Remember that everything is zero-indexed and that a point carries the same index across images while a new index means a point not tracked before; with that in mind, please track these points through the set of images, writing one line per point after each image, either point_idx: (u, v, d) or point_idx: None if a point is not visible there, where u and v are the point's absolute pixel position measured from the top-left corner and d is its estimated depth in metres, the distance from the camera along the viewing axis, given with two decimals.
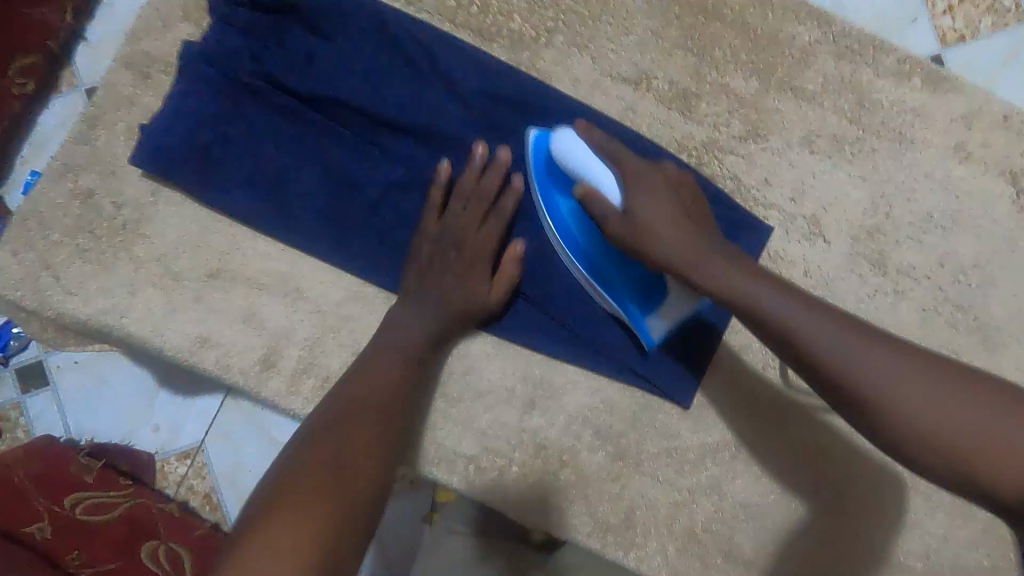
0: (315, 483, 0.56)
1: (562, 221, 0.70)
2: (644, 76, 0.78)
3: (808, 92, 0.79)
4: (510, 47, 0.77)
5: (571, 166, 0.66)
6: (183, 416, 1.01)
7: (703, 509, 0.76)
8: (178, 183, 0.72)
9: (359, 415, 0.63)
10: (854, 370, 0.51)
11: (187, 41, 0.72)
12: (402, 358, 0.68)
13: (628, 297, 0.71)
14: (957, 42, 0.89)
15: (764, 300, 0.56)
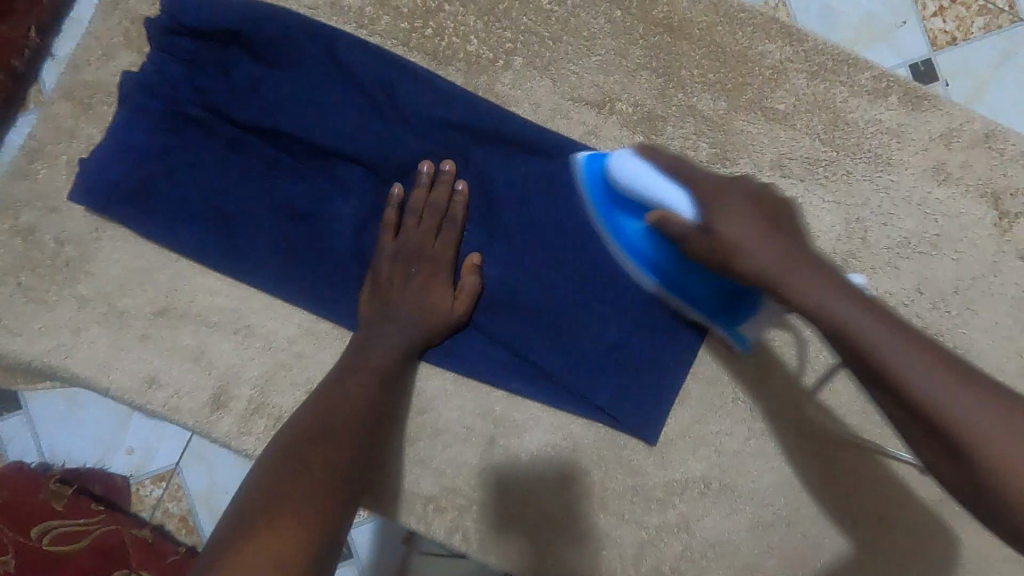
0: (271, 528, 0.52)
1: (630, 240, 0.67)
2: (607, 98, 0.75)
3: (779, 113, 0.76)
4: (466, 71, 0.74)
5: (627, 185, 0.63)
6: (157, 441, 0.98)
7: (670, 549, 0.73)
8: (120, 219, 0.69)
9: (321, 450, 0.59)
10: (969, 427, 0.45)
11: (127, 71, 0.69)
12: (360, 391, 0.65)
13: (713, 311, 0.67)
14: (947, 45, 0.86)
15: (873, 332, 0.49)
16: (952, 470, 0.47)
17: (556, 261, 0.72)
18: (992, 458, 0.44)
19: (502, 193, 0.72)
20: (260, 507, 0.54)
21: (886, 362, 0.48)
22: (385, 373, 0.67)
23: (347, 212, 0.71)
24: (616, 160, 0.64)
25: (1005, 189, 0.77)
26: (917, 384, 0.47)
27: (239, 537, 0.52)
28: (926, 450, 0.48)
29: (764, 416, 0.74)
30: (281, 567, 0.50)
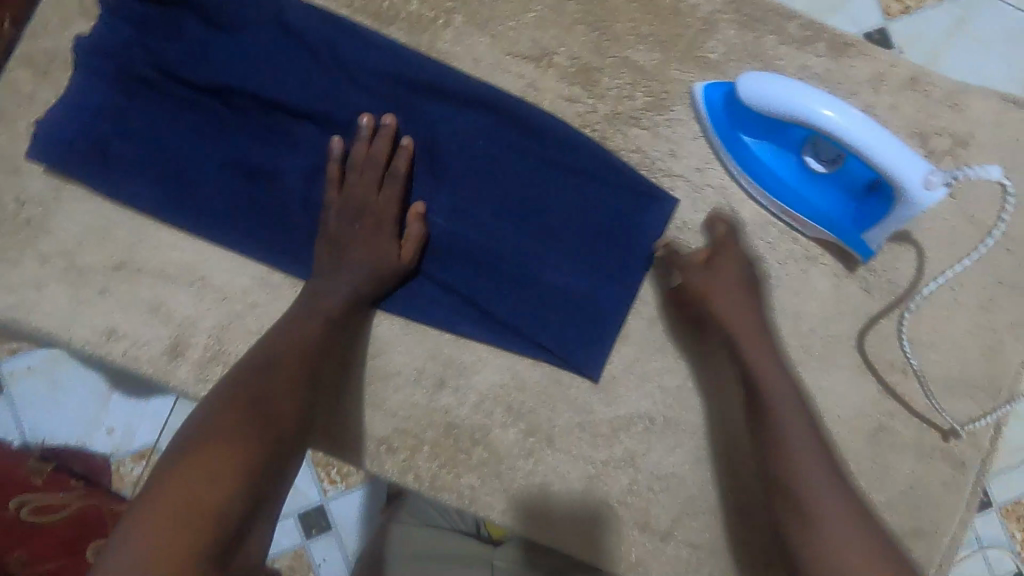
0: (208, 449, 0.54)
1: (749, 156, 0.74)
2: (544, 52, 0.78)
3: (712, 62, 0.78)
4: (408, 30, 0.77)
5: (759, 102, 0.69)
6: (136, 421, 1.01)
7: (616, 484, 0.75)
8: (77, 178, 0.72)
9: (262, 389, 0.61)
10: (816, 494, 0.58)
11: (79, 36, 0.72)
12: (306, 335, 0.67)
13: (822, 222, 0.73)
14: (901, 14, 0.89)
15: (786, 407, 0.64)
16: (787, 514, 0.59)
17: (497, 207, 0.75)
18: (818, 521, 0.57)
19: (443, 143, 0.75)
20: (199, 434, 0.56)
21: (783, 430, 0.62)
22: (331, 319, 0.69)
23: (294, 164, 0.73)
24: (743, 81, 0.71)
25: (932, 130, 0.79)
26: (786, 441, 0.62)
27: (177, 458, 0.53)
28: (775, 498, 0.61)
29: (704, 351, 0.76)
30: (216, 483, 0.52)
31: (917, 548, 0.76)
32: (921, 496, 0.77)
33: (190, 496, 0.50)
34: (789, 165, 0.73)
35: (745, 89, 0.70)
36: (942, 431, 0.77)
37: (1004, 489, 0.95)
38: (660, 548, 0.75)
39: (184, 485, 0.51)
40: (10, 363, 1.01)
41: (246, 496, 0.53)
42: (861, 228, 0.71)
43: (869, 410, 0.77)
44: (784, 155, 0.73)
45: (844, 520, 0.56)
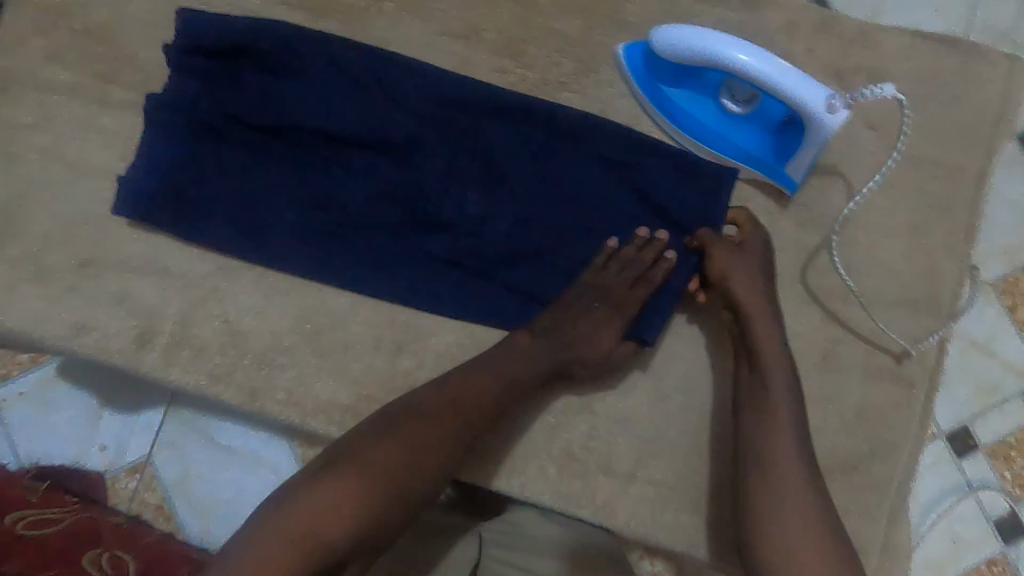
0: (350, 487, 0.58)
1: (671, 106, 0.78)
2: (472, 30, 0.82)
3: (632, 24, 0.83)
4: (343, 21, 0.82)
5: (671, 49, 0.74)
6: (129, 433, 1.05)
7: (577, 431, 0.78)
8: (164, 229, 0.77)
9: (419, 449, 0.62)
10: (782, 459, 0.63)
11: (154, 95, 0.77)
12: (484, 395, 0.67)
13: (747, 160, 0.77)
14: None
15: (779, 384, 0.67)
16: (750, 470, 0.64)
17: (445, 173, 0.77)
18: (771, 480, 0.62)
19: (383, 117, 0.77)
20: (345, 459, 0.61)
21: (773, 432, 0.65)
22: (499, 389, 0.68)
23: (241, 150, 0.77)
24: (653, 33, 0.75)
25: (848, 68, 0.83)
26: (776, 445, 0.64)
27: (321, 477, 0.59)
28: (743, 455, 0.65)
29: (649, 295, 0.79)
30: (341, 525, 0.57)
31: (877, 469, 0.78)
32: (874, 417, 0.79)
33: (308, 525, 0.56)
34: (711, 111, 0.77)
35: (656, 39, 0.75)
36: (889, 352, 0.80)
37: (985, 429, 0.96)
38: (624, 489, 0.77)
39: (317, 511, 0.57)
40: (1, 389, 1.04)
41: (357, 539, 0.58)
42: (781, 161, 0.75)
43: (815, 338, 0.80)
44: (703, 101, 0.77)
45: (797, 481, 0.62)
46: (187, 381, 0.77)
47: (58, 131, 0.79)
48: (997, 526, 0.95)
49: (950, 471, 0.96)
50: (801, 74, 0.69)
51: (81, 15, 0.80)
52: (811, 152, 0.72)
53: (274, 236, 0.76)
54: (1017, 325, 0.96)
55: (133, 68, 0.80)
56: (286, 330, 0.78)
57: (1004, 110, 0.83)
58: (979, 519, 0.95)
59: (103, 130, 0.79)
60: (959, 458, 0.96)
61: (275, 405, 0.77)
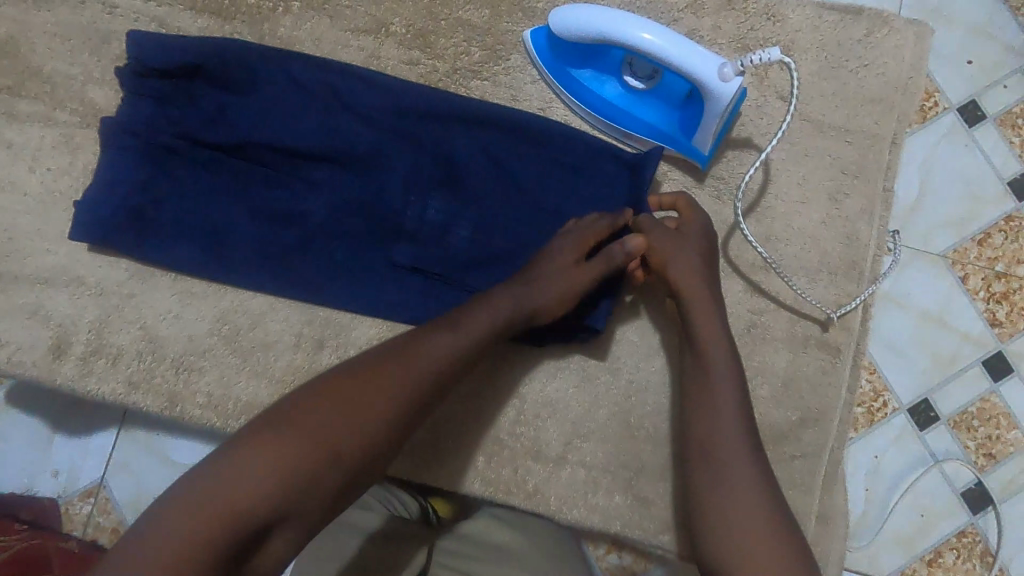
0: (282, 448, 0.52)
1: (578, 87, 0.78)
2: (381, 25, 0.83)
3: (540, 10, 0.83)
4: (250, 23, 0.82)
5: (572, 30, 0.74)
6: (82, 456, 1.04)
7: (505, 416, 0.77)
8: (115, 250, 0.76)
9: (358, 409, 0.57)
10: (729, 458, 0.62)
11: (108, 118, 0.77)
12: (434, 357, 0.62)
13: (655, 136, 0.77)
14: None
15: (722, 376, 0.66)
16: (698, 470, 0.63)
17: (357, 168, 0.78)
18: (721, 485, 0.60)
19: (292, 114, 0.77)
20: (278, 419, 0.55)
21: (718, 430, 0.63)
22: (450, 348, 0.63)
23: (146, 152, 0.76)
24: (553, 16, 0.76)
25: (755, 42, 0.84)
26: (722, 443, 0.63)
27: (248, 437, 0.53)
28: (691, 452, 0.64)
29: None
30: (265, 487, 0.50)
31: (807, 436, 0.78)
32: (801, 385, 0.79)
33: (228, 487, 0.49)
34: (615, 90, 0.77)
35: (556, 21, 0.75)
36: (815, 319, 0.80)
37: (945, 400, 0.94)
38: (555, 473, 0.77)
39: (237, 471, 0.51)
40: None
41: (287, 504, 0.51)
42: (688, 135, 0.76)
43: (740, 310, 0.80)
44: (608, 80, 0.77)
45: (746, 477, 0.60)
46: (104, 390, 0.76)
47: None
48: (964, 497, 0.94)
49: (914, 446, 0.94)
50: (695, 47, 0.69)
51: None
52: (714, 123, 0.73)
53: (187, 238, 0.76)
54: (971, 294, 0.95)
55: (40, 80, 0.80)
56: (204, 332, 0.77)
57: (912, 75, 0.84)
58: (945, 493, 0.94)
59: (11, 143, 0.79)
60: (921, 432, 0.94)
61: (196, 409, 0.76)
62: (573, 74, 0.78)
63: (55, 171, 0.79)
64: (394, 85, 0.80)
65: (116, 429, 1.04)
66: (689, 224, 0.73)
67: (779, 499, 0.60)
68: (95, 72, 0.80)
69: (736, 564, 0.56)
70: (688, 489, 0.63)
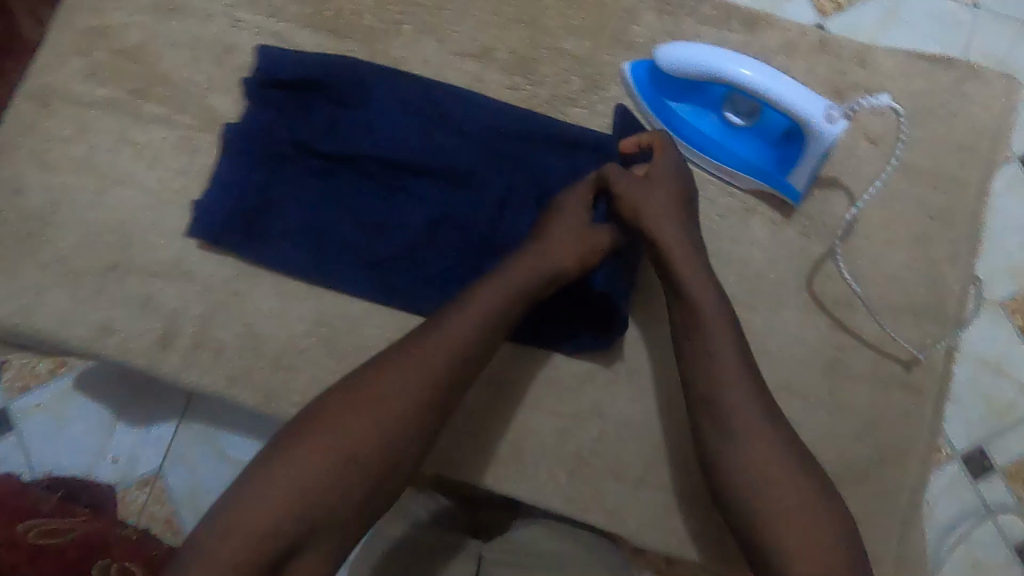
0: (299, 464, 0.54)
1: (677, 119, 0.81)
2: (486, 50, 0.87)
3: (638, 45, 0.87)
4: (363, 42, 0.87)
5: (677, 65, 0.77)
6: (140, 446, 1.06)
7: (588, 434, 0.79)
8: (227, 248, 0.80)
9: (372, 415, 0.58)
10: (740, 419, 0.61)
11: (231, 124, 0.81)
12: (439, 356, 0.62)
13: (750, 171, 0.80)
14: (835, 9, 0.99)
15: (720, 331, 0.65)
16: (712, 434, 0.62)
17: (460, 184, 0.81)
18: (738, 451, 0.60)
19: (401, 130, 0.81)
20: (297, 434, 0.57)
21: (727, 392, 0.62)
22: (459, 345, 0.63)
23: (265, 155, 0.80)
24: (657, 51, 0.79)
25: (846, 85, 0.87)
26: (737, 405, 0.62)
27: (273, 454, 0.55)
28: (699, 413, 0.64)
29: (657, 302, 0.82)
30: (280, 511, 0.52)
31: (887, 475, 0.78)
32: (883, 424, 0.79)
33: (250, 511, 0.51)
34: (714, 124, 0.80)
35: (662, 56, 0.78)
36: (899, 359, 0.81)
37: (1006, 451, 0.93)
38: (635, 495, 0.78)
39: (257, 493, 0.53)
40: (18, 401, 1.06)
41: (307, 522, 0.53)
42: (784, 171, 0.78)
43: (824, 346, 0.81)
44: (708, 114, 0.80)
45: (765, 442, 0.60)
46: (206, 382, 0.79)
47: (91, 142, 0.83)
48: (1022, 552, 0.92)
49: (970, 496, 0.93)
50: (800, 87, 0.72)
51: (119, 37, 0.86)
52: (813, 161, 0.75)
53: (296, 241, 0.80)
54: None
55: (166, 85, 0.85)
56: (304, 333, 0.80)
57: (1000, 126, 0.86)
58: (999, 548, 0.93)
59: (135, 142, 0.83)
60: (976, 482, 0.93)
61: (292, 406, 0.78)
62: (673, 107, 0.81)
63: (174, 170, 0.83)
64: (498, 107, 0.83)
65: (175, 422, 1.07)
66: (664, 174, 0.73)
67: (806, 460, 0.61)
68: (216, 80, 0.85)
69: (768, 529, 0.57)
70: (702, 454, 0.63)
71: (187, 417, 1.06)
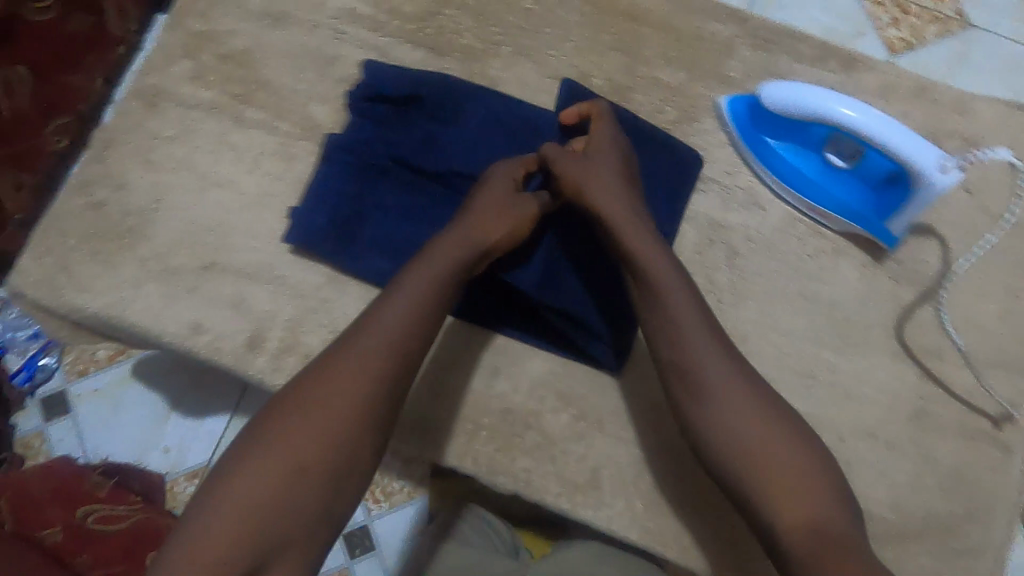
0: (246, 485, 0.53)
1: (775, 157, 0.82)
2: (583, 76, 0.88)
3: (735, 79, 0.87)
4: (462, 60, 0.88)
5: (782, 105, 0.78)
6: (190, 437, 1.14)
7: (667, 467, 0.78)
8: (321, 257, 0.82)
9: (312, 420, 0.57)
10: (710, 378, 0.64)
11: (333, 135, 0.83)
12: (380, 348, 0.61)
13: (846, 214, 0.80)
14: (903, 48, 1.11)
15: (679, 298, 0.68)
16: (684, 397, 0.65)
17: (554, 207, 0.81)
18: (711, 410, 0.63)
19: (498, 151, 0.82)
20: (240, 452, 0.55)
21: (694, 355, 0.65)
22: (396, 337, 0.62)
23: (363, 167, 0.81)
24: (761, 89, 0.80)
25: (944, 132, 0.86)
26: (705, 367, 0.64)
27: (225, 473, 0.54)
28: (667, 377, 0.66)
29: (742, 338, 0.81)
30: (236, 538, 0.51)
31: (970, 530, 0.77)
32: (966, 477, 0.78)
33: (213, 540, 0.50)
34: (814, 163, 0.81)
35: (766, 95, 0.79)
36: (986, 413, 0.80)
37: None
38: (713, 532, 0.77)
39: (211, 522, 0.51)
40: (78, 385, 1.16)
41: (267, 540, 0.52)
42: (882, 217, 0.78)
43: (909, 394, 0.80)
44: (807, 154, 0.81)
45: (739, 397, 0.63)
46: None
47: (193, 143, 0.85)
48: None
49: None
50: (911, 135, 0.72)
51: (226, 41, 0.87)
52: (916, 210, 0.76)
53: (389, 253, 0.81)
54: None
55: (268, 91, 0.86)
56: None
57: None
58: None
59: (236, 145, 0.85)
60: None
61: None
62: (772, 144, 0.82)
63: (272, 175, 0.84)
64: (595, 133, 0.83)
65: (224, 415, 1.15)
66: (597, 148, 0.76)
67: (777, 401, 0.64)
68: (317, 89, 0.87)
69: (758, 474, 0.60)
70: (678, 418, 0.66)
71: (237, 412, 1.13)
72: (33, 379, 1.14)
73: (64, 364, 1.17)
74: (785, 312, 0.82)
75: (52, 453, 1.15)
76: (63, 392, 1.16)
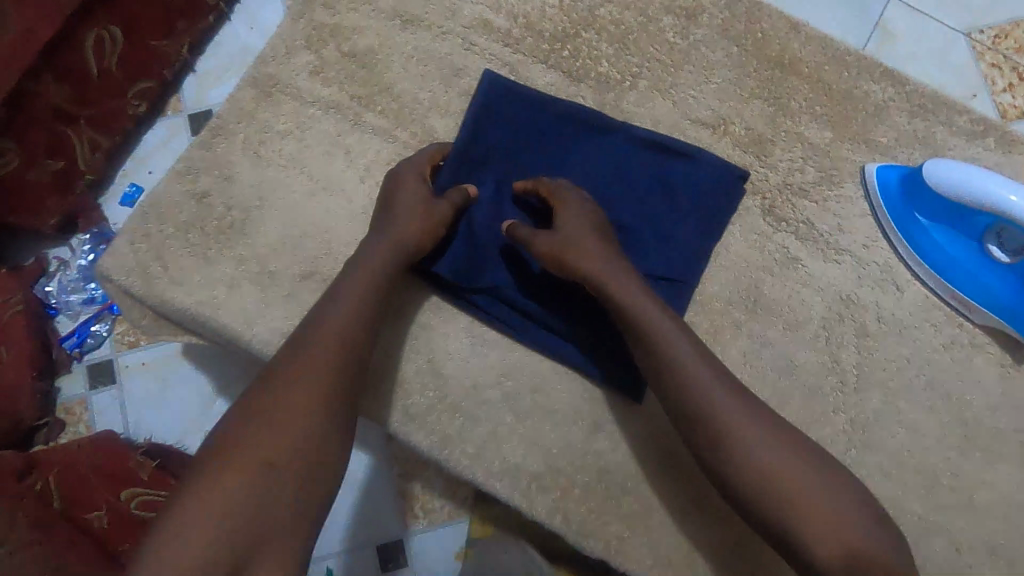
0: (213, 494, 0.50)
1: (926, 239, 0.76)
2: (722, 121, 0.82)
3: (882, 145, 0.82)
4: (595, 88, 0.83)
5: (949, 189, 0.71)
6: None
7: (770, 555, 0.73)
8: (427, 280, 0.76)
9: (269, 419, 0.54)
10: (731, 424, 0.59)
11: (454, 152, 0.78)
12: (327, 343, 0.59)
13: (997, 312, 0.74)
14: (1018, 117, 0.97)
15: (675, 335, 0.64)
16: (706, 449, 0.60)
17: (679, 260, 0.76)
18: (738, 456, 0.58)
19: (627, 193, 0.77)
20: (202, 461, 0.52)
21: (706, 397, 0.60)
22: (347, 332, 0.61)
23: (483, 191, 0.76)
24: (928, 166, 0.73)
25: None
26: (722, 410, 0.60)
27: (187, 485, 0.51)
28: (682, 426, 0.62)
29: (863, 427, 0.76)
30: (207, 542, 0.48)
31: None
32: None
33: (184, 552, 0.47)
34: (969, 252, 0.75)
35: (931, 174, 0.72)
36: None
37: None
38: None
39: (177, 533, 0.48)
40: (127, 356, 1.07)
41: (242, 541, 0.49)
42: None
43: None
44: (964, 240, 0.75)
45: (763, 438, 0.59)
46: (380, 415, 0.75)
47: (307, 142, 0.81)
48: None
49: None
50: None
51: (351, 38, 0.83)
52: None
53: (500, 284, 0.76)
54: None
55: (388, 97, 0.82)
56: (488, 383, 0.76)
57: None
58: None
59: (350, 149, 0.81)
60: None
61: (463, 459, 0.74)
62: (926, 225, 0.76)
63: None
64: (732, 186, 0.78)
65: None
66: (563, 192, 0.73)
67: (795, 434, 0.60)
68: (440, 101, 0.82)
69: (804, 520, 0.55)
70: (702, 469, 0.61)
71: None
72: (81, 345, 1.07)
73: (115, 333, 1.08)
74: (912, 404, 0.76)
75: (93, 424, 1.06)
76: (110, 360, 1.07)
